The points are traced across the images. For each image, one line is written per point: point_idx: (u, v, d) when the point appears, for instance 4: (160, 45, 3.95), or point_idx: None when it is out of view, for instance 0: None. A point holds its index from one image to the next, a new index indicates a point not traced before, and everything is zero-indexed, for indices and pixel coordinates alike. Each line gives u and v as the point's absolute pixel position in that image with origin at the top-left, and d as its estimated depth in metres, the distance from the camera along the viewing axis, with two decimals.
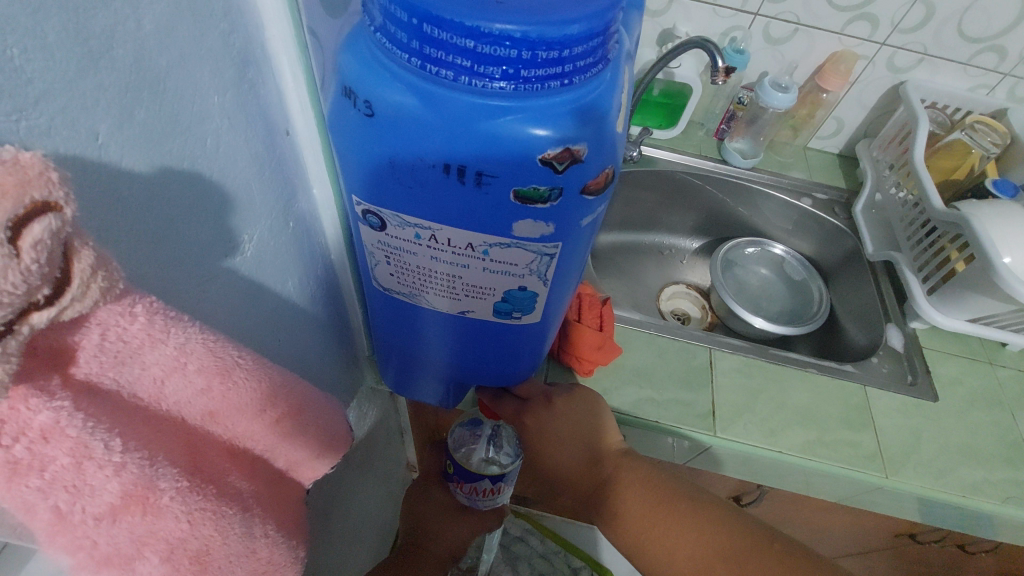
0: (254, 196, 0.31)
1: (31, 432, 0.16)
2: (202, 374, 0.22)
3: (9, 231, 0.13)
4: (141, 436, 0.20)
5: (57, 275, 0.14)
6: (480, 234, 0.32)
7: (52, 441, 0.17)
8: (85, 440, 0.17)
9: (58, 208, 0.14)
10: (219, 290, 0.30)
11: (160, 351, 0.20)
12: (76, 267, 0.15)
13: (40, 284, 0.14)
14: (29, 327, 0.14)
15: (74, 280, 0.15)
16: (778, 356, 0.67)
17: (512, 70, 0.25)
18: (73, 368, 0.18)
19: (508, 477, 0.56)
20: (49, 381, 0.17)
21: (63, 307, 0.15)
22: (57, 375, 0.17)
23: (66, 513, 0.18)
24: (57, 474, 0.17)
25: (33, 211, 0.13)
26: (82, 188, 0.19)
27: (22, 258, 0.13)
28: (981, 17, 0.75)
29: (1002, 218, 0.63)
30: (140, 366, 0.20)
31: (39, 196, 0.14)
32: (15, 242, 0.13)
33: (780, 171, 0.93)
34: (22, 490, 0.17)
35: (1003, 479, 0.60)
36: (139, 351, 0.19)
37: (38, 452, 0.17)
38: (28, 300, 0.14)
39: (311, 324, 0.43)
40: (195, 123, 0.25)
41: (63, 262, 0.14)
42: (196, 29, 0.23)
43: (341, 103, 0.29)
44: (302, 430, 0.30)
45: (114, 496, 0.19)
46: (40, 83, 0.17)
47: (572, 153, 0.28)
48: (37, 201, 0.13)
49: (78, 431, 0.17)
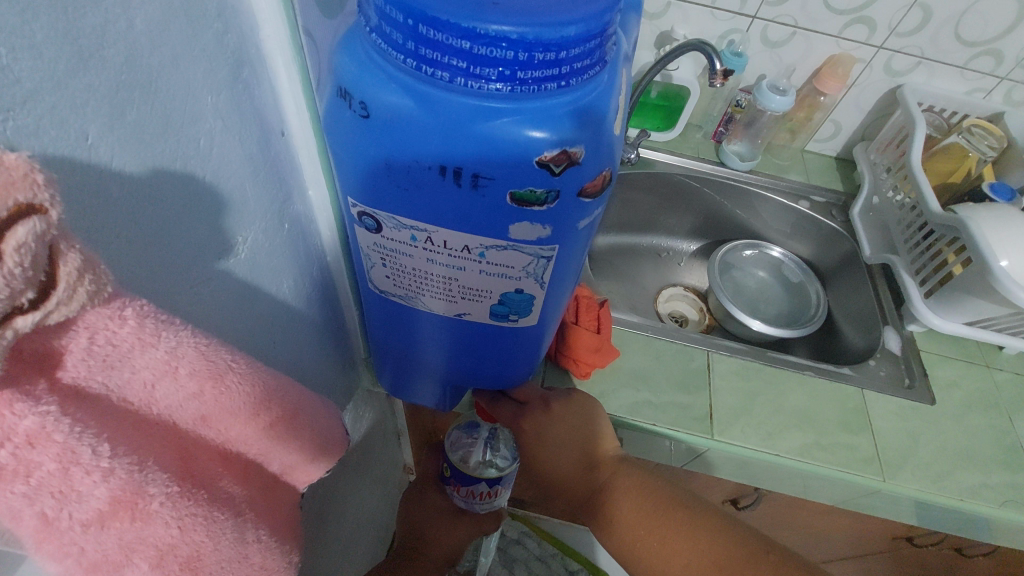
0: (248, 197, 0.31)
1: (15, 437, 0.16)
2: (193, 378, 0.21)
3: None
4: (131, 441, 0.20)
5: (42, 277, 0.14)
6: (476, 237, 0.32)
7: (38, 446, 0.16)
8: (72, 445, 0.17)
9: (43, 210, 0.14)
10: (212, 292, 0.30)
11: (149, 355, 0.19)
12: (62, 270, 0.15)
13: (24, 288, 0.14)
14: (13, 331, 0.14)
15: (60, 282, 0.15)
16: (776, 359, 0.67)
17: (509, 72, 0.25)
18: (60, 372, 0.18)
19: (505, 481, 0.56)
20: (35, 386, 0.17)
21: (48, 311, 0.15)
22: (43, 379, 0.17)
23: (52, 519, 0.18)
24: (43, 479, 0.17)
25: (18, 213, 0.13)
26: (70, 189, 0.19)
27: (6, 261, 0.13)
28: (978, 21, 0.75)
29: (1000, 221, 0.63)
30: (129, 370, 0.19)
31: (23, 198, 0.13)
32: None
33: (777, 174, 0.93)
34: (7, 497, 0.17)
35: (1001, 483, 0.60)
36: (129, 354, 0.19)
37: (24, 458, 0.16)
38: (11, 304, 0.13)
39: (306, 326, 0.43)
40: (188, 124, 0.24)
41: (48, 265, 0.14)
42: (190, 29, 0.23)
43: (336, 104, 0.29)
44: (296, 434, 0.29)
45: (102, 502, 0.18)
46: (28, 83, 0.17)
47: (569, 155, 0.28)
48: (22, 203, 0.13)
49: (65, 436, 0.17)
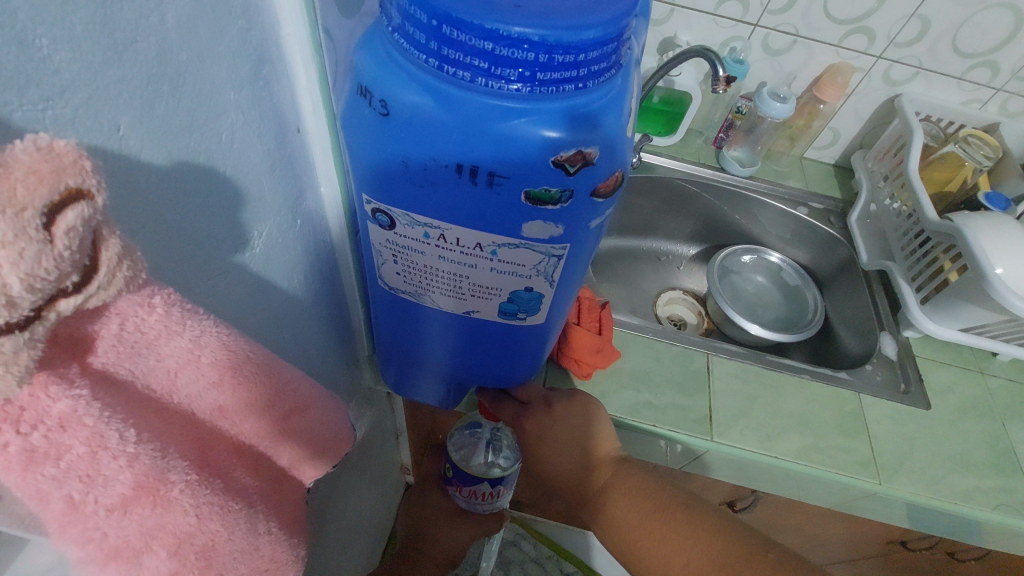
0: (264, 191, 0.31)
1: (49, 418, 0.16)
2: (214, 368, 0.22)
3: (45, 217, 0.13)
4: (154, 428, 0.20)
5: (85, 262, 0.15)
6: (489, 235, 0.32)
7: (69, 431, 0.17)
8: (101, 430, 0.17)
9: (87, 192, 0.14)
10: (228, 286, 0.30)
11: (176, 342, 0.20)
12: (104, 255, 0.15)
13: (69, 271, 0.14)
14: (56, 314, 0.14)
15: (101, 267, 0.15)
16: (775, 362, 0.68)
17: (530, 72, 0.26)
18: (91, 357, 0.18)
19: (507, 480, 0.59)
20: (67, 369, 0.17)
21: (88, 295, 0.15)
22: (76, 363, 0.17)
23: (79, 503, 0.18)
24: (75, 462, 0.17)
25: (68, 198, 0.13)
26: (113, 173, 0.20)
27: (56, 243, 0.13)
28: (975, 33, 0.77)
29: (993, 229, 0.64)
30: (155, 357, 0.20)
31: (73, 183, 0.14)
32: (50, 228, 0.13)
33: (776, 180, 0.94)
34: (37, 479, 0.17)
35: (994, 487, 0.61)
36: (156, 342, 0.19)
37: (56, 441, 0.16)
38: (57, 286, 0.14)
39: (314, 323, 0.43)
40: (212, 119, 0.25)
41: (92, 250, 0.15)
42: (215, 25, 0.23)
43: (356, 102, 0.30)
44: (302, 429, 0.30)
45: (126, 487, 0.19)
46: (67, 74, 0.17)
47: (584, 155, 0.28)
48: (71, 187, 0.13)
49: (95, 420, 0.17)
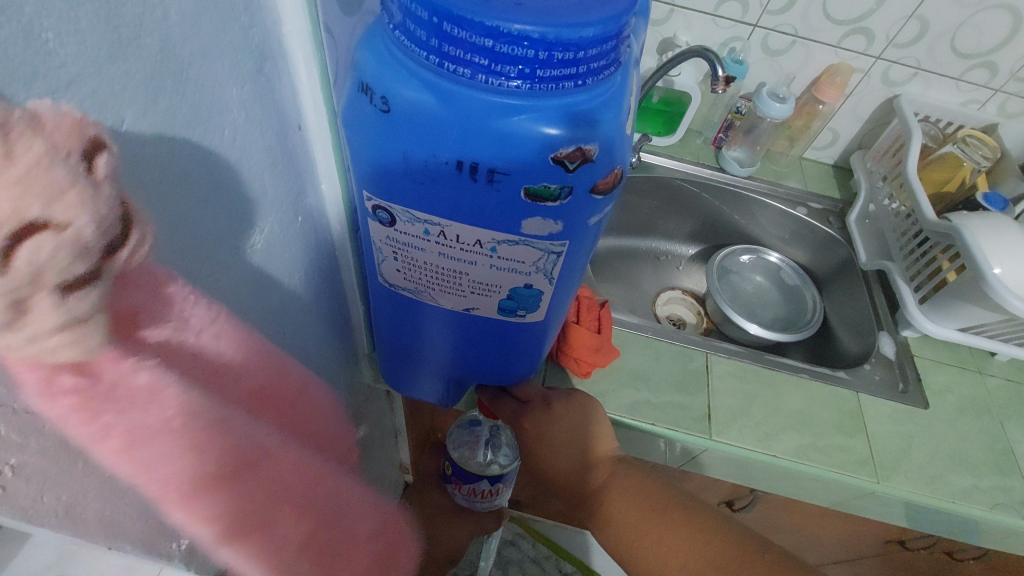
0: (266, 188, 0.31)
1: (130, 390, 0.19)
2: (213, 323, 0.24)
3: (85, 159, 0.15)
4: (194, 385, 0.22)
5: (120, 217, 0.17)
6: (488, 231, 0.33)
7: (152, 406, 0.20)
8: (163, 386, 0.20)
9: (104, 143, 0.17)
10: (230, 282, 0.30)
11: (183, 301, 0.22)
12: (129, 211, 0.17)
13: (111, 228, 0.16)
14: (110, 268, 0.17)
15: (130, 222, 0.17)
16: (774, 362, 0.68)
17: (530, 70, 0.26)
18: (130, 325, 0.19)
19: (506, 478, 0.59)
20: (121, 337, 0.19)
21: (126, 251, 0.17)
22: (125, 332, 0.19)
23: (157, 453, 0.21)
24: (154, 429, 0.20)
25: (94, 145, 0.16)
26: (129, 168, 0.20)
27: (100, 185, 0.16)
28: (973, 34, 0.77)
29: (991, 229, 0.64)
30: (174, 321, 0.21)
31: (90, 135, 0.16)
32: (90, 169, 0.15)
33: (775, 180, 0.94)
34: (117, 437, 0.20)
35: (991, 486, 0.61)
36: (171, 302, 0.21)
37: (130, 400, 0.19)
38: (107, 240, 0.16)
39: (314, 320, 0.43)
40: (214, 115, 0.25)
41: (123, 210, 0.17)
42: (218, 22, 0.24)
43: (357, 99, 0.30)
44: (301, 407, 0.34)
45: (195, 433, 0.22)
46: (73, 67, 0.17)
47: (584, 152, 0.28)
48: (91, 138, 0.16)
49: (156, 378, 0.20)
